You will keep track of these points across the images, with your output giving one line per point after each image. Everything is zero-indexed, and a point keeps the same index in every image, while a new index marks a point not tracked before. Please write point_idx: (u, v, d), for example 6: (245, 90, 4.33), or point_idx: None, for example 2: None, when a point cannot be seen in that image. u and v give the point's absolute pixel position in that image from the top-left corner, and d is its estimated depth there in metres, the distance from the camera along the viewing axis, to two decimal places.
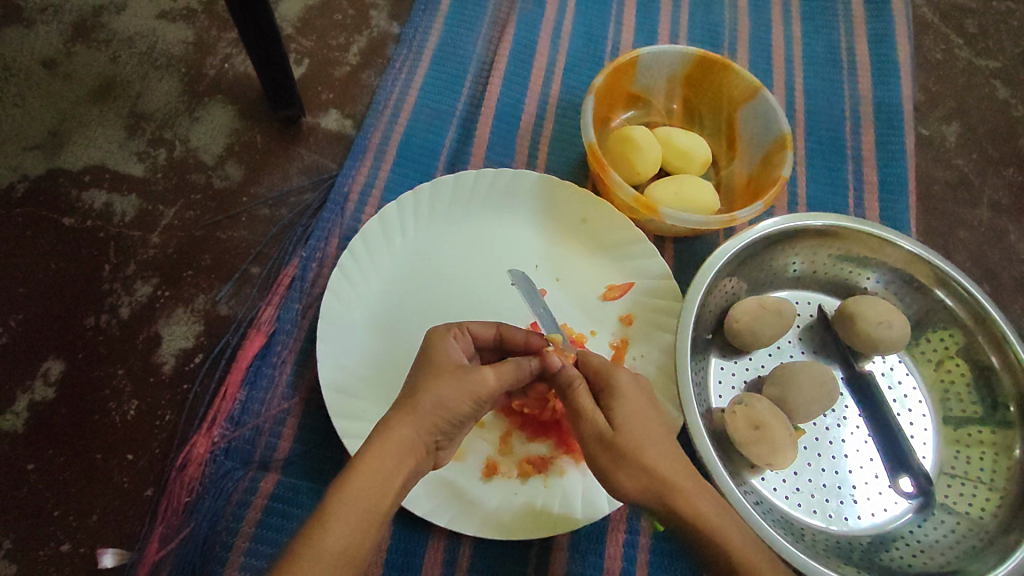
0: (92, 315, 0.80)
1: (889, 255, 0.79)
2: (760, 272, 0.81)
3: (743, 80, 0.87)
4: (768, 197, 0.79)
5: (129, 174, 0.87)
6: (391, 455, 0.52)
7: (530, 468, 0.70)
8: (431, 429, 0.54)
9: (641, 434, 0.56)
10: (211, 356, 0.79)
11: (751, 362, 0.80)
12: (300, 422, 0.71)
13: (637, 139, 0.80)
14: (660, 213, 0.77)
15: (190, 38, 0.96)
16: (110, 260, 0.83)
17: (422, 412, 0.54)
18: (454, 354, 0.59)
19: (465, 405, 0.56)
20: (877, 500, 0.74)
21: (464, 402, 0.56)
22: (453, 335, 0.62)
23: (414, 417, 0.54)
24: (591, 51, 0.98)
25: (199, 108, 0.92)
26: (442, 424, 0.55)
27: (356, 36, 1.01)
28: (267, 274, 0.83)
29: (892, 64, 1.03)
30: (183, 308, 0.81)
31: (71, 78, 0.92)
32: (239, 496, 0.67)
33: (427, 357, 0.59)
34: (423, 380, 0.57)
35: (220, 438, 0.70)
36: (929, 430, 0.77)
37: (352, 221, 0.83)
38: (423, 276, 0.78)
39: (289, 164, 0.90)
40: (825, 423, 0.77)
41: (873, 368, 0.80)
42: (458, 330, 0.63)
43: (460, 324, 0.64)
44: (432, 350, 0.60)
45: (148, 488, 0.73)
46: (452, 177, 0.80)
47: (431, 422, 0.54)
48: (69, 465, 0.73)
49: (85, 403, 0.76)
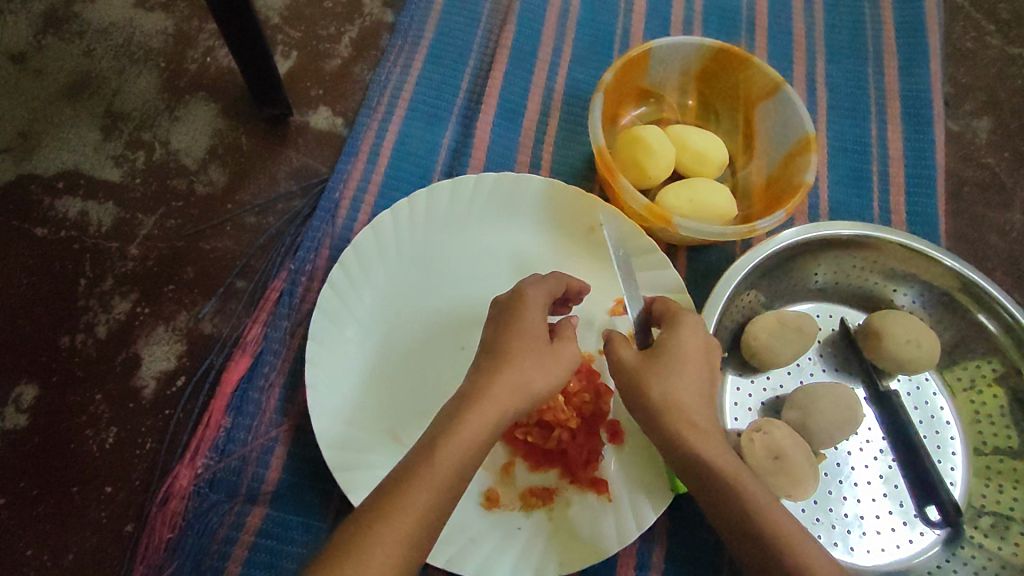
0: (66, 335, 0.74)
1: (918, 267, 0.74)
2: (781, 283, 0.76)
3: (764, 75, 0.80)
4: (790, 205, 0.73)
5: (105, 179, 0.81)
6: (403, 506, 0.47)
7: (534, 500, 0.66)
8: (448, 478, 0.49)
9: (702, 392, 0.58)
10: (194, 379, 0.73)
11: (769, 381, 0.76)
12: (289, 450, 0.67)
13: (649, 141, 0.74)
14: (674, 224, 0.72)
15: (170, 29, 0.89)
16: (85, 275, 0.76)
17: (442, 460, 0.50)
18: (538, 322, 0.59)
19: (546, 382, 0.56)
20: (901, 530, 0.70)
21: (540, 374, 0.56)
22: (542, 285, 0.62)
23: (424, 469, 0.50)
24: (598, 42, 0.91)
25: (180, 106, 0.85)
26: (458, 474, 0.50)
27: (347, 25, 0.93)
28: (254, 290, 0.77)
29: (922, 54, 0.96)
30: (164, 327, 0.75)
31: (42, 75, 0.85)
32: (225, 532, 0.64)
33: (497, 317, 0.61)
34: (505, 336, 0.58)
35: (204, 469, 0.66)
36: (958, 454, 0.73)
37: (344, 230, 0.77)
38: (434, 282, 0.74)
39: (277, 167, 0.83)
40: (847, 447, 0.73)
41: (898, 387, 0.75)
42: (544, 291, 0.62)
43: (548, 283, 0.63)
44: (519, 304, 0.60)
45: (127, 524, 0.68)
46: (450, 182, 0.75)
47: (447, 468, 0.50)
48: (42, 499, 0.68)
49: (59, 431, 0.71)
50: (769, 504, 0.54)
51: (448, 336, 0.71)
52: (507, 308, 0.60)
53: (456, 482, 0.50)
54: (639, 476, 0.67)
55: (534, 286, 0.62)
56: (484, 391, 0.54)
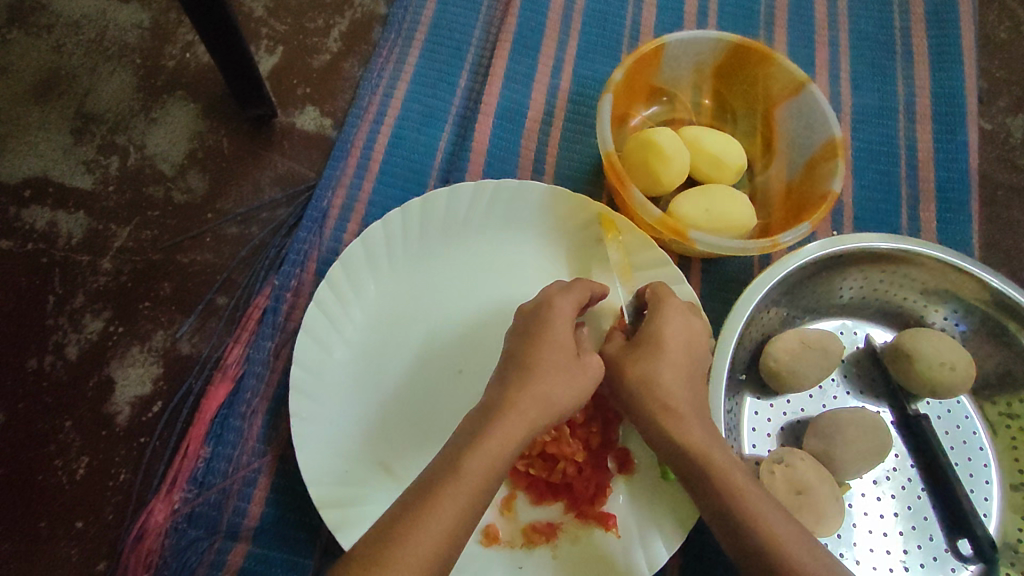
0: (35, 357, 0.69)
1: (953, 283, 0.68)
2: (804, 299, 0.71)
3: (787, 72, 0.74)
4: (815, 216, 0.67)
5: (76, 187, 0.75)
6: (394, 573, 0.42)
7: (538, 537, 0.61)
8: (443, 533, 0.45)
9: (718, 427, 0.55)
10: (171, 404, 0.68)
11: (789, 405, 0.70)
12: (272, 482, 0.62)
13: (662, 145, 0.68)
14: (689, 237, 0.67)
15: (146, 22, 0.83)
16: (55, 291, 0.71)
17: (435, 516, 0.45)
18: (558, 341, 0.56)
19: (574, 399, 0.54)
20: (931, 566, 0.65)
21: (570, 391, 0.54)
22: (572, 293, 0.59)
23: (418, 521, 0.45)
24: (606, 35, 0.85)
25: (156, 107, 0.79)
26: (454, 530, 0.45)
27: (336, 17, 0.86)
28: (235, 306, 0.72)
29: (955, 46, 0.89)
30: (139, 347, 0.70)
31: (9, 73, 0.80)
32: (204, 571, 0.59)
33: (520, 332, 0.57)
34: (520, 358, 0.55)
35: (181, 504, 0.61)
36: (991, 484, 0.68)
37: (332, 241, 0.72)
38: (438, 295, 0.69)
39: (260, 172, 0.78)
40: (872, 476, 0.68)
41: (928, 411, 0.70)
42: (568, 299, 0.58)
43: (576, 291, 0.59)
44: (541, 318, 0.57)
45: (100, 561, 0.64)
46: (446, 190, 0.69)
47: (442, 520, 0.45)
48: (10, 534, 0.64)
49: (28, 461, 0.66)
50: (793, 535, 0.50)
51: (461, 351, 0.67)
52: (535, 316, 0.57)
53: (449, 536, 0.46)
54: (650, 510, 0.62)
55: (563, 294, 0.58)
56: (496, 417, 0.51)
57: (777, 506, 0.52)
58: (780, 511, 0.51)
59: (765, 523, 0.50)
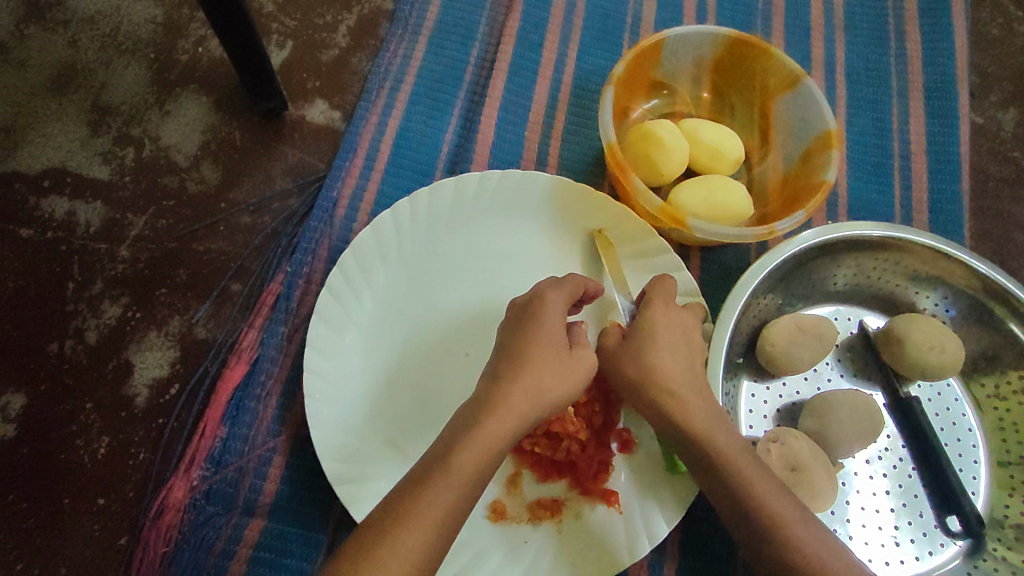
0: (55, 341, 0.71)
1: (943, 269, 0.71)
2: (799, 286, 0.73)
3: (783, 67, 0.76)
4: (811, 205, 0.70)
5: (93, 177, 0.77)
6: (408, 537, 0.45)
7: (543, 512, 0.64)
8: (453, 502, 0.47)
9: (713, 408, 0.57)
10: (188, 387, 0.70)
11: (786, 388, 0.72)
12: (287, 461, 0.65)
13: (662, 136, 0.71)
14: (688, 225, 0.69)
15: (159, 17, 0.85)
16: (74, 278, 0.74)
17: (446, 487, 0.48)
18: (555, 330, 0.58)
19: (576, 383, 0.56)
20: (921, 542, 0.67)
21: (564, 382, 0.56)
22: (565, 287, 0.60)
23: (430, 491, 0.48)
24: (607, 30, 0.87)
25: (170, 100, 0.82)
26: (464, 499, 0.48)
27: (345, 13, 0.89)
28: (249, 292, 0.74)
29: (948, 41, 0.91)
30: (157, 332, 0.72)
31: (26, 66, 0.82)
32: (221, 546, 0.62)
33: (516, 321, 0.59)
34: (519, 344, 0.57)
35: (199, 481, 0.64)
36: (980, 463, 0.70)
37: (342, 230, 0.74)
38: (445, 282, 0.71)
39: (272, 164, 0.80)
40: (865, 456, 0.70)
41: (918, 394, 0.72)
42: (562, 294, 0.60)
43: (569, 287, 0.60)
44: (539, 307, 0.59)
45: (121, 536, 0.66)
46: (452, 181, 0.71)
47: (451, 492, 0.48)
48: (34, 511, 0.66)
49: (50, 440, 0.68)
50: (779, 506, 0.53)
51: (468, 335, 0.69)
52: (533, 306, 0.59)
53: (459, 506, 0.49)
54: (650, 487, 0.64)
55: (557, 287, 0.60)
56: (499, 400, 0.54)
57: (770, 480, 0.55)
58: (771, 485, 0.54)
59: (758, 496, 0.53)
